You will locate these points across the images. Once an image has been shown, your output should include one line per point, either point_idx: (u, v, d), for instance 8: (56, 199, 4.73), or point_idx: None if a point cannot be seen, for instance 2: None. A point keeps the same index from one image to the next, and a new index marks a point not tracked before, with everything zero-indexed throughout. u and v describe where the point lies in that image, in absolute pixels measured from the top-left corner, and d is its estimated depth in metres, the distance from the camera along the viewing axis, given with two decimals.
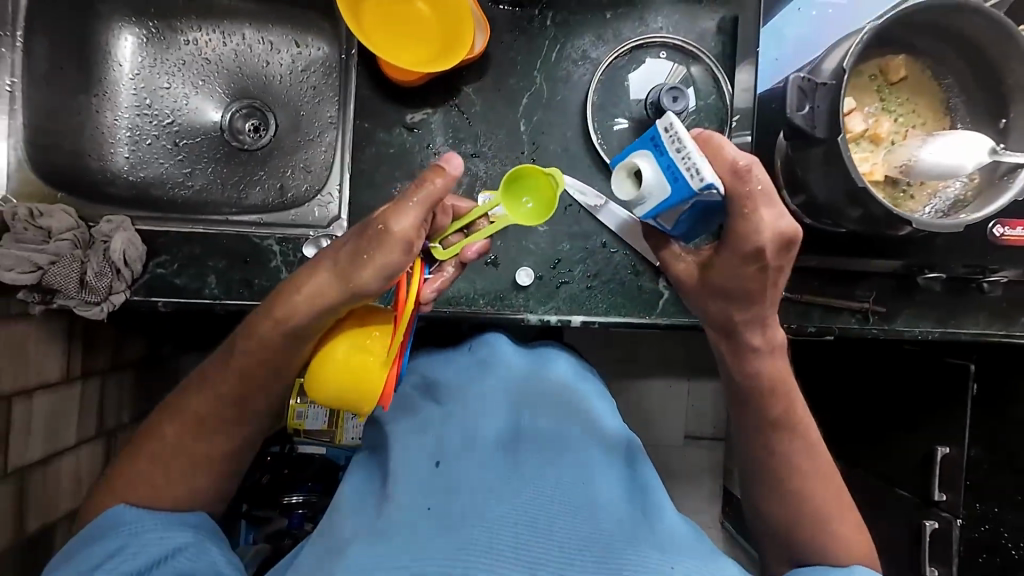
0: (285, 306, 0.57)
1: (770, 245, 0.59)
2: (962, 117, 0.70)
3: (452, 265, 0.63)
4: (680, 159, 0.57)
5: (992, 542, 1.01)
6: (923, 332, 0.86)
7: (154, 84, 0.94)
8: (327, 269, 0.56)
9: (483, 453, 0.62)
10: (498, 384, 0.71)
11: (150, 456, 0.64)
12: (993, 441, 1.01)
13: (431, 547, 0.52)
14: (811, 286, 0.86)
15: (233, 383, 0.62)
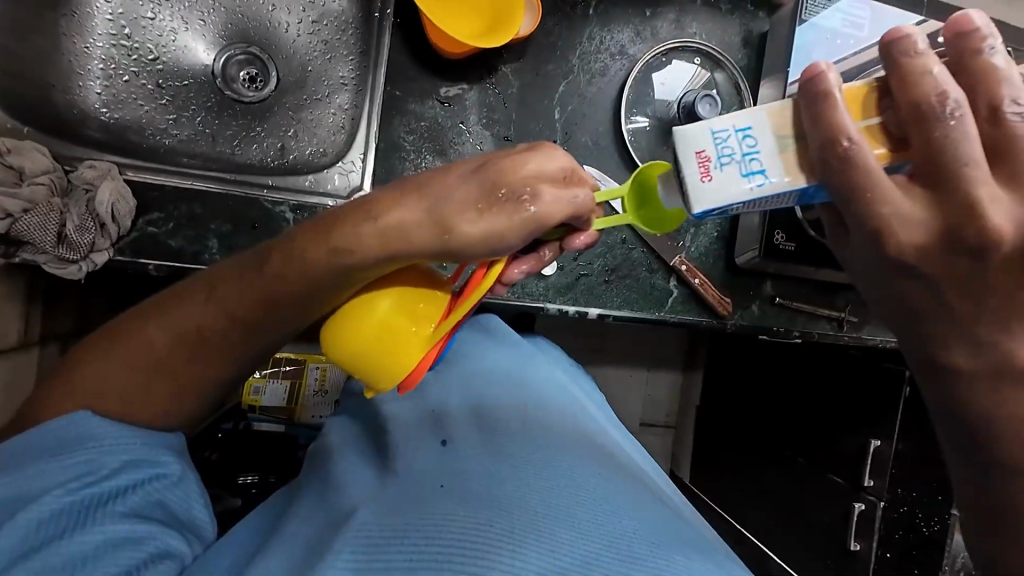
0: (347, 237, 0.46)
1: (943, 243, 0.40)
2: None
3: (551, 249, 0.53)
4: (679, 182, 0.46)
5: (910, 521, 1.17)
6: (883, 341, 0.97)
7: (136, 12, 0.82)
8: (421, 203, 0.46)
9: (491, 435, 0.61)
10: (505, 375, 0.72)
11: (126, 363, 0.54)
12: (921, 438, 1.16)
13: (446, 524, 0.48)
14: (799, 294, 0.94)
15: (250, 303, 0.51)
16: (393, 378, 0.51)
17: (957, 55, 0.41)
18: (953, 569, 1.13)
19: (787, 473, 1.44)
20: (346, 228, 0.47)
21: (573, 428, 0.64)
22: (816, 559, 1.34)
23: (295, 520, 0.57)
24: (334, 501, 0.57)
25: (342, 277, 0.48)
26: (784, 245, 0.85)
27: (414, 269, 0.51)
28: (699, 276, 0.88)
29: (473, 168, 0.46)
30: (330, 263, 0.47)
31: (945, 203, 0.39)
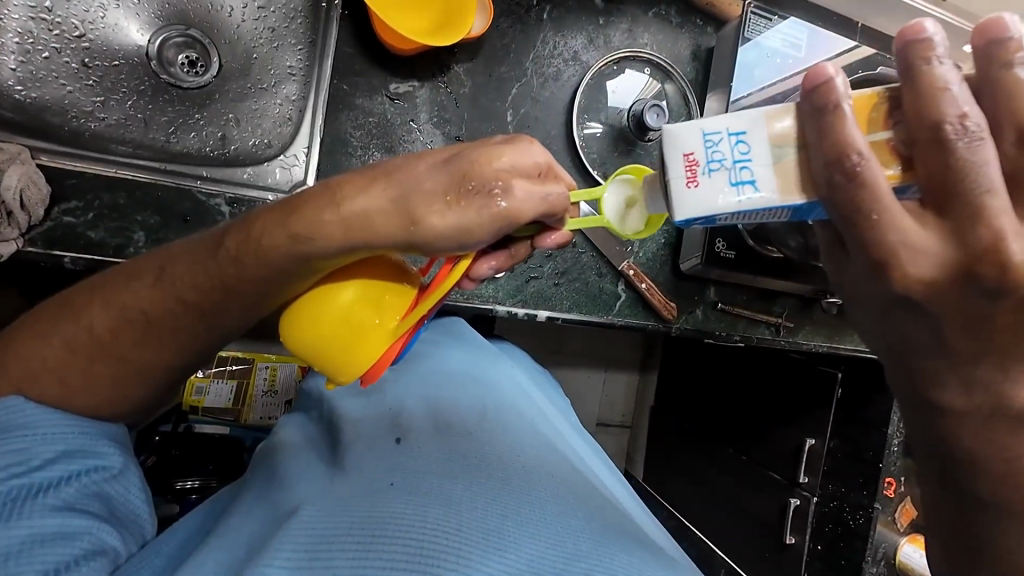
0: (310, 225, 0.43)
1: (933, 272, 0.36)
2: None
3: (523, 248, 0.52)
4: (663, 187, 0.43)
5: (837, 516, 1.24)
6: (816, 346, 1.03)
7: None
8: (384, 191, 0.42)
9: (447, 432, 0.58)
10: (466, 376, 0.70)
11: (64, 346, 0.49)
12: (849, 436, 1.24)
13: (393, 524, 0.45)
14: (740, 299, 0.98)
15: (200, 286, 0.46)
16: (358, 372, 0.50)
17: (985, 68, 0.36)
18: (874, 560, 1.20)
19: (731, 471, 1.51)
20: (306, 218, 0.43)
21: (532, 431, 0.63)
22: (755, 552, 1.42)
23: (237, 518, 0.53)
24: (277, 500, 0.53)
25: (304, 265, 0.45)
26: (724, 253, 0.88)
27: (384, 260, 0.49)
28: (646, 281, 0.90)
29: (446, 158, 0.43)
30: (288, 250, 0.43)
31: (957, 232, 0.35)
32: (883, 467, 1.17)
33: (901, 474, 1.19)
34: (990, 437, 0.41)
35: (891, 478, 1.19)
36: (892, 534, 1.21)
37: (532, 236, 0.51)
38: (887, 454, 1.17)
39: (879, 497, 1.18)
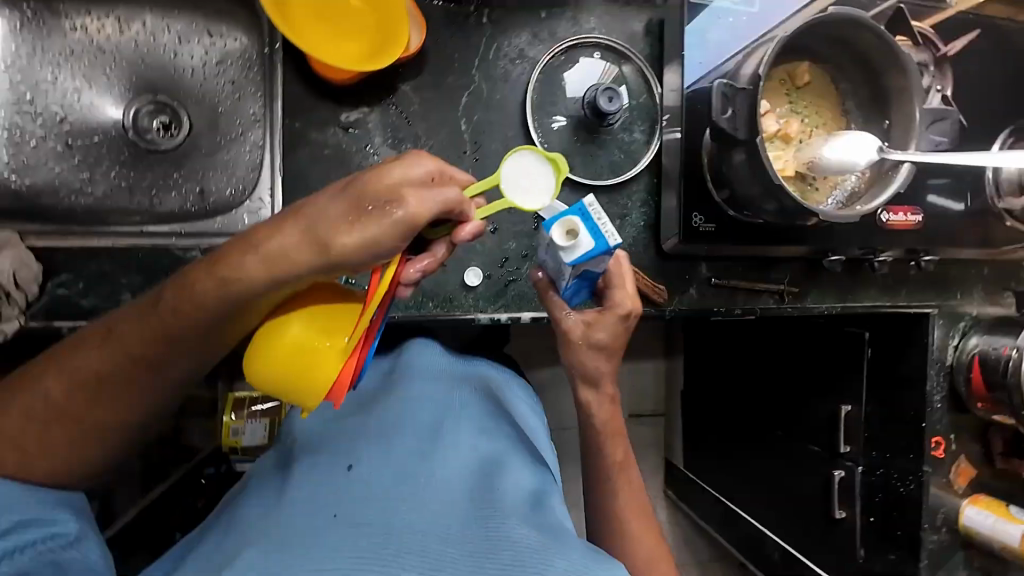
0: (233, 268, 0.47)
1: (626, 300, 0.72)
2: (854, 118, 0.76)
3: (445, 244, 0.53)
4: (601, 223, 0.60)
5: (884, 483, 1.18)
6: (829, 307, 0.98)
7: (35, 76, 0.83)
8: (295, 224, 0.46)
9: (395, 456, 0.60)
10: (425, 397, 0.70)
11: (24, 417, 0.52)
12: (883, 397, 1.17)
13: (331, 556, 0.47)
14: (736, 271, 0.94)
15: (144, 338, 0.50)
16: (319, 397, 0.52)
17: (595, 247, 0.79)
18: (933, 528, 1.12)
19: (769, 448, 1.45)
20: (234, 260, 0.47)
21: (486, 453, 0.63)
22: (806, 532, 1.34)
23: (200, 557, 0.56)
24: (233, 537, 0.55)
25: (236, 306, 0.49)
26: (703, 227, 0.83)
27: (319, 292, 0.53)
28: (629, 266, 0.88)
29: (346, 184, 0.47)
30: (214, 293, 0.48)
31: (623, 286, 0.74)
32: (927, 426, 1.09)
33: (949, 431, 1.11)
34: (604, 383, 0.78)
35: (939, 437, 1.10)
36: (949, 497, 1.12)
37: (448, 232, 0.53)
38: (929, 413, 1.09)
39: (927, 460, 1.11)
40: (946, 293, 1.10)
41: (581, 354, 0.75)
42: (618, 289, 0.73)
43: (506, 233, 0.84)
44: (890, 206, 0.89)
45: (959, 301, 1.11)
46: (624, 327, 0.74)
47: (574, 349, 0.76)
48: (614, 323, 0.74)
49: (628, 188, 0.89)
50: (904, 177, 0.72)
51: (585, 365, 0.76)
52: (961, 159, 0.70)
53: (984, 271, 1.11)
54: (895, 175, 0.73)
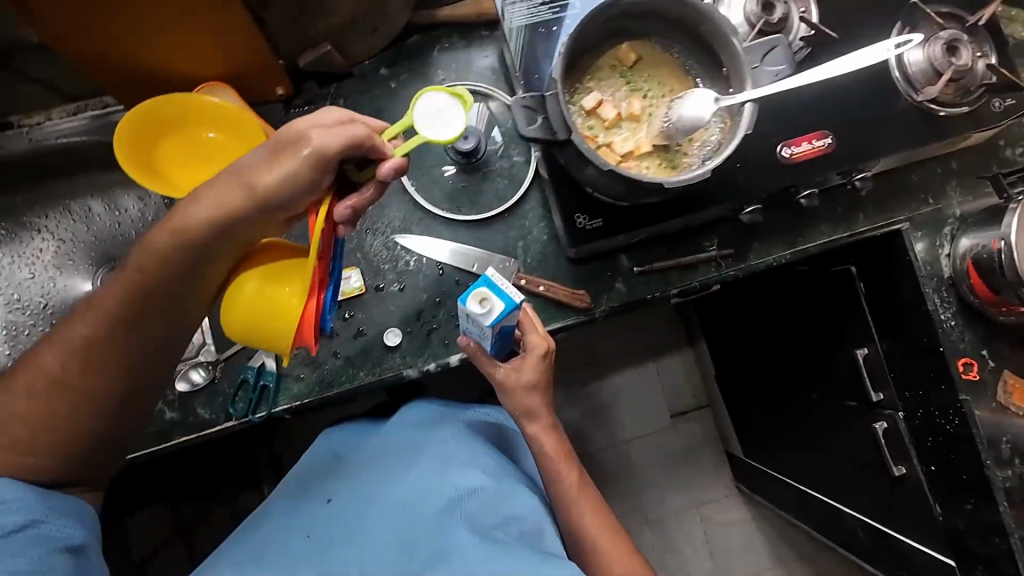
0: (184, 222, 0.63)
1: (541, 345, 0.85)
2: (697, 76, 0.75)
3: (371, 187, 0.67)
4: (509, 285, 0.75)
5: (931, 424, 1.03)
6: (778, 257, 0.93)
7: (19, 279, 0.99)
8: (234, 177, 0.63)
9: (361, 497, 0.83)
10: (394, 444, 0.91)
11: (35, 394, 0.63)
12: (895, 331, 1.05)
13: (298, 563, 0.76)
14: (659, 253, 0.92)
15: (124, 295, 0.64)
16: (289, 333, 0.69)
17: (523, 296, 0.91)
18: (1003, 461, 0.96)
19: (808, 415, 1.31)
20: (186, 215, 0.63)
21: (433, 484, 0.83)
22: (874, 501, 1.18)
23: (237, 535, 0.85)
24: (254, 531, 0.84)
25: (196, 252, 0.64)
26: (591, 224, 0.81)
27: (273, 249, 0.71)
28: (542, 281, 0.89)
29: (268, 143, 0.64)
30: (172, 241, 0.63)
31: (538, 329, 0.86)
32: (946, 349, 0.96)
33: (977, 348, 0.97)
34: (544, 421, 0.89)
35: (968, 357, 0.97)
36: (1008, 421, 0.97)
37: (373, 176, 0.67)
38: (944, 336, 0.97)
39: (962, 388, 0.96)
40: (914, 201, 0.99)
41: (513, 397, 0.87)
42: (533, 338, 0.85)
43: (416, 287, 0.88)
44: (789, 141, 0.84)
45: (935, 206, 0.99)
46: (545, 364, 0.86)
47: (509, 395, 0.87)
48: (536, 365, 0.86)
49: (521, 208, 0.90)
50: (751, 118, 0.68)
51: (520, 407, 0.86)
52: (800, 79, 0.67)
53: (952, 163, 1.00)
54: (743, 118, 0.69)
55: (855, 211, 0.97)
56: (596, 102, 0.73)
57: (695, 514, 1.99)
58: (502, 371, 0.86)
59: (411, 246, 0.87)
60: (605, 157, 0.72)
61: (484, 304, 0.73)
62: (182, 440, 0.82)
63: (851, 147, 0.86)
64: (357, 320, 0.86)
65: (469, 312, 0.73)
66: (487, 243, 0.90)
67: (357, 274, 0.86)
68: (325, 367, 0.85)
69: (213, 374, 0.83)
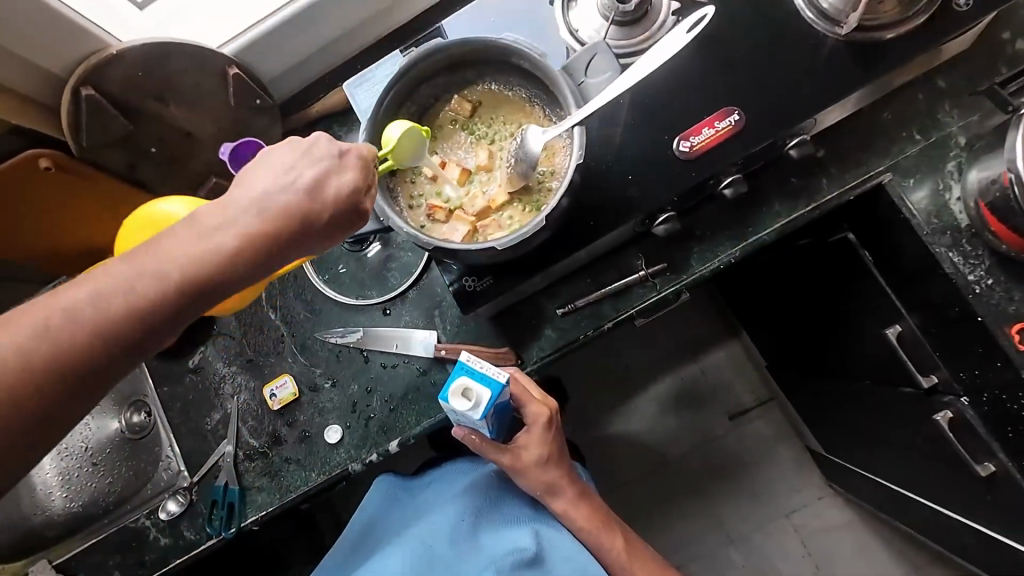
0: (206, 226, 0.51)
1: (539, 411, 0.81)
2: (539, 104, 0.68)
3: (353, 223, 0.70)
4: (489, 368, 0.69)
5: (1005, 412, 0.78)
6: (725, 257, 0.79)
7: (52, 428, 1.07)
8: (277, 210, 0.53)
9: (404, 546, 0.79)
10: (432, 500, 0.89)
11: None
12: (922, 301, 0.83)
13: None
14: (584, 286, 0.83)
15: (118, 311, 0.48)
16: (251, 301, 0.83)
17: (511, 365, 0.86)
18: None
19: (865, 408, 1.08)
20: (218, 217, 0.52)
21: (468, 534, 0.79)
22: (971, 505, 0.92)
23: None
24: None
25: (186, 294, 0.50)
26: (481, 284, 0.75)
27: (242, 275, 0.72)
28: (464, 347, 0.85)
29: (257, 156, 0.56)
30: (179, 278, 0.50)
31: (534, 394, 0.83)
32: (986, 318, 0.74)
33: None
34: (568, 489, 0.84)
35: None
36: None
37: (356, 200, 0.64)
38: (979, 301, 0.74)
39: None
40: (896, 142, 0.79)
41: (530, 476, 0.82)
42: (531, 408, 0.81)
43: (347, 379, 0.88)
44: (686, 131, 0.72)
45: (925, 141, 0.79)
46: (550, 431, 0.83)
47: (525, 476, 0.82)
48: (540, 432, 0.82)
49: (427, 276, 0.89)
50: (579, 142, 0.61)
51: (541, 484, 0.82)
52: (610, 92, 0.61)
53: (940, 83, 0.79)
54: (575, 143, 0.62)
55: (814, 176, 0.80)
56: (437, 166, 0.69)
57: (784, 524, 1.56)
58: (506, 454, 0.81)
59: (334, 340, 0.89)
60: (457, 224, 0.67)
61: (471, 400, 0.68)
62: (176, 563, 0.89)
63: (775, 112, 0.71)
64: (300, 423, 0.88)
65: (456, 410, 0.68)
66: (406, 319, 0.89)
67: (290, 379, 0.89)
68: (281, 474, 0.88)
69: (189, 498, 0.89)
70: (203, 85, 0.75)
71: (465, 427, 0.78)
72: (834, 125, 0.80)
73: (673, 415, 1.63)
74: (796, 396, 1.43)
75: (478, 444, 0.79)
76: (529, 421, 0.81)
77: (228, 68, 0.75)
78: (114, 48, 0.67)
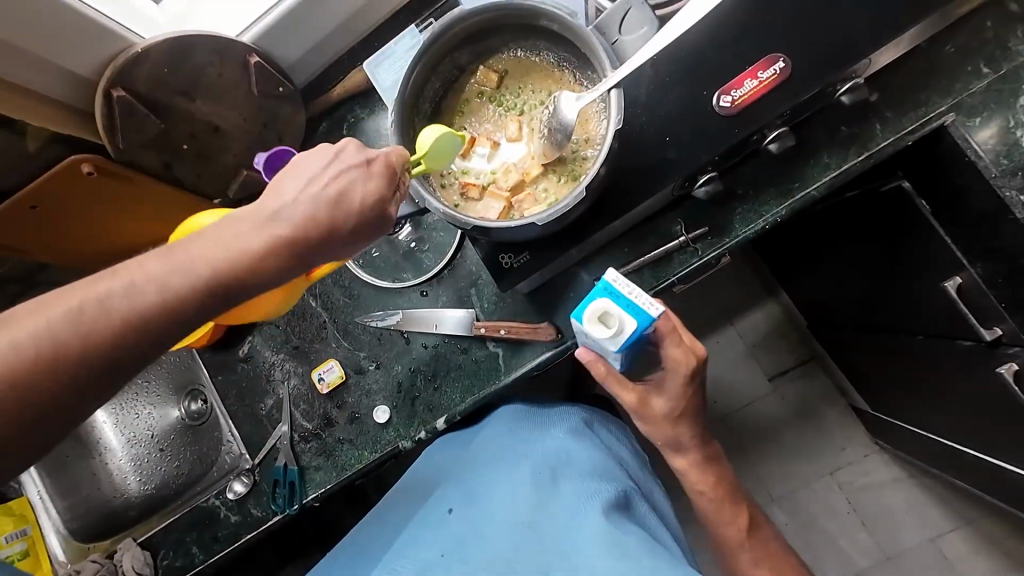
0: (260, 253, 0.51)
1: (690, 364, 0.74)
2: (571, 66, 0.65)
3: None
4: (638, 298, 0.63)
5: None
6: (770, 218, 0.75)
7: (127, 418, 1.14)
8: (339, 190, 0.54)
9: (496, 487, 0.74)
10: (505, 448, 0.79)
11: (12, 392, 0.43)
12: (988, 250, 0.77)
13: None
14: (621, 256, 0.80)
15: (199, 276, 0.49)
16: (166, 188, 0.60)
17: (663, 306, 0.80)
18: None
19: (919, 365, 1.03)
20: (272, 245, 0.51)
21: (551, 491, 0.72)
22: None
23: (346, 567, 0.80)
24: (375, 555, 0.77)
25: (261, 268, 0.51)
26: (519, 260, 0.74)
27: None
28: (503, 325, 0.85)
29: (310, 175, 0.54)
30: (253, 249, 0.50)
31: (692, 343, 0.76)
32: None
33: None
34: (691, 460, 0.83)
35: None
36: None
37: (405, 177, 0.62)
38: None
39: None
40: (961, 78, 0.73)
41: (652, 423, 0.80)
42: (680, 358, 0.74)
43: (391, 360, 0.90)
44: (727, 84, 0.67)
45: (996, 74, 0.72)
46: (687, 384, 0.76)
47: (647, 420, 0.79)
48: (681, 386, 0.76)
49: (461, 256, 0.89)
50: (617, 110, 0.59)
51: (664, 436, 0.80)
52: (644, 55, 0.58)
53: (1012, 6, 0.72)
54: (612, 110, 0.60)
55: (867, 122, 0.75)
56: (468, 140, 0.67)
57: (829, 483, 1.55)
58: (632, 393, 0.76)
59: (375, 324, 0.91)
60: (492, 201, 0.66)
61: (615, 329, 0.63)
62: (248, 538, 0.95)
63: (823, 55, 0.66)
64: (350, 405, 0.91)
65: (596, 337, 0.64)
66: (443, 299, 0.89)
67: (336, 363, 0.92)
68: (336, 452, 0.92)
69: (253, 478, 0.95)
70: (226, 76, 0.75)
71: (592, 352, 0.73)
72: (887, 66, 0.74)
73: (710, 379, 1.61)
74: (840, 354, 1.38)
75: (603, 376, 0.74)
76: (669, 368, 0.75)
77: (249, 56, 0.75)
78: (138, 46, 0.67)
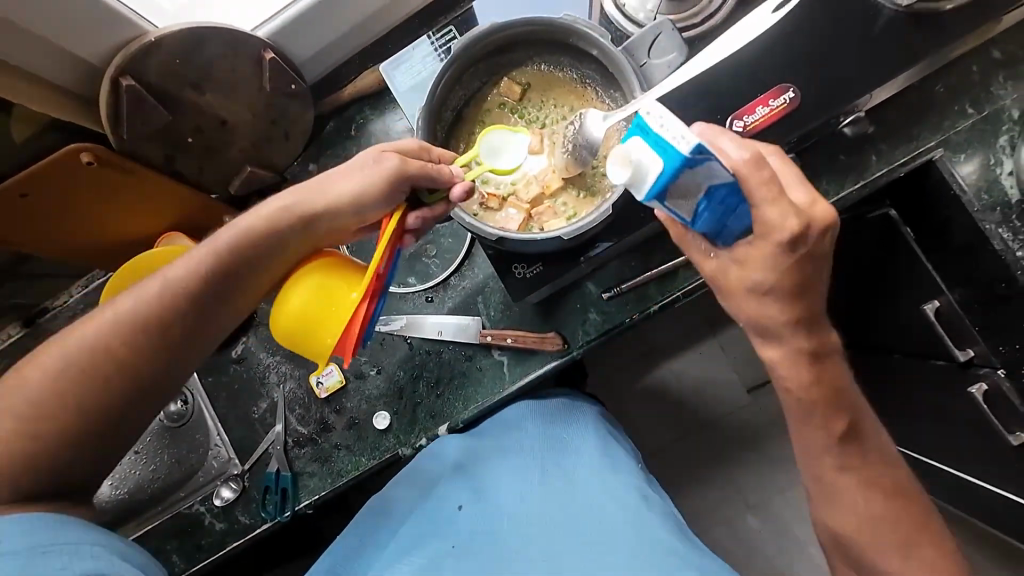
0: (270, 232, 0.55)
1: (798, 226, 0.53)
2: (595, 84, 0.67)
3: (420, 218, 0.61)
4: (664, 131, 0.47)
5: None
6: None
7: None
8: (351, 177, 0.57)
9: (507, 483, 0.73)
10: (512, 448, 0.78)
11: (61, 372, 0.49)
12: (967, 277, 0.82)
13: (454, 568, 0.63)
14: (629, 269, 0.82)
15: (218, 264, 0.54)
16: None
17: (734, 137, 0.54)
18: None
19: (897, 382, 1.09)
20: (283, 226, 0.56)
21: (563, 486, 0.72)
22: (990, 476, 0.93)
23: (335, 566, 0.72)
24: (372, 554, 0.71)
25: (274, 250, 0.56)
26: (533, 271, 0.75)
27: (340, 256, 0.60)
28: (510, 333, 0.85)
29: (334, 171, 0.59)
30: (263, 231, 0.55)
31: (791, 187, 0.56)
32: None
33: None
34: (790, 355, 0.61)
35: None
36: None
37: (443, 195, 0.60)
38: None
39: None
40: (949, 116, 0.78)
41: (740, 303, 0.61)
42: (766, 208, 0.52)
43: (392, 365, 0.89)
44: (741, 110, 0.70)
45: (980, 115, 0.77)
46: (788, 253, 0.54)
47: (733, 300, 0.61)
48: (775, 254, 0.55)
49: (469, 263, 0.89)
50: None
51: (753, 316, 0.60)
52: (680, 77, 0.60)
53: (996, 54, 0.77)
54: None
55: (863, 152, 0.80)
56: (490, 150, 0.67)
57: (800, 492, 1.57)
58: (711, 261, 0.60)
59: (379, 328, 0.89)
60: (512, 211, 0.67)
61: (631, 175, 0.49)
62: (234, 545, 0.92)
63: (829, 89, 0.70)
64: (348, 410, 0.89)
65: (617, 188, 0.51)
66: (450, 306, 0.89)
67: (336, 367, 0.90)
68: (332, 458, 0.90)
69: (243, 484, 0.92)
70: (239, 70, 0.73)
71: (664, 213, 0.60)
72: (883, 101, 0.79)
73: None
74: None
75: (680, 236, 0.62)
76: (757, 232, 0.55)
77: (264, 52, 0.73)
78: (152, 35, 0.65)
